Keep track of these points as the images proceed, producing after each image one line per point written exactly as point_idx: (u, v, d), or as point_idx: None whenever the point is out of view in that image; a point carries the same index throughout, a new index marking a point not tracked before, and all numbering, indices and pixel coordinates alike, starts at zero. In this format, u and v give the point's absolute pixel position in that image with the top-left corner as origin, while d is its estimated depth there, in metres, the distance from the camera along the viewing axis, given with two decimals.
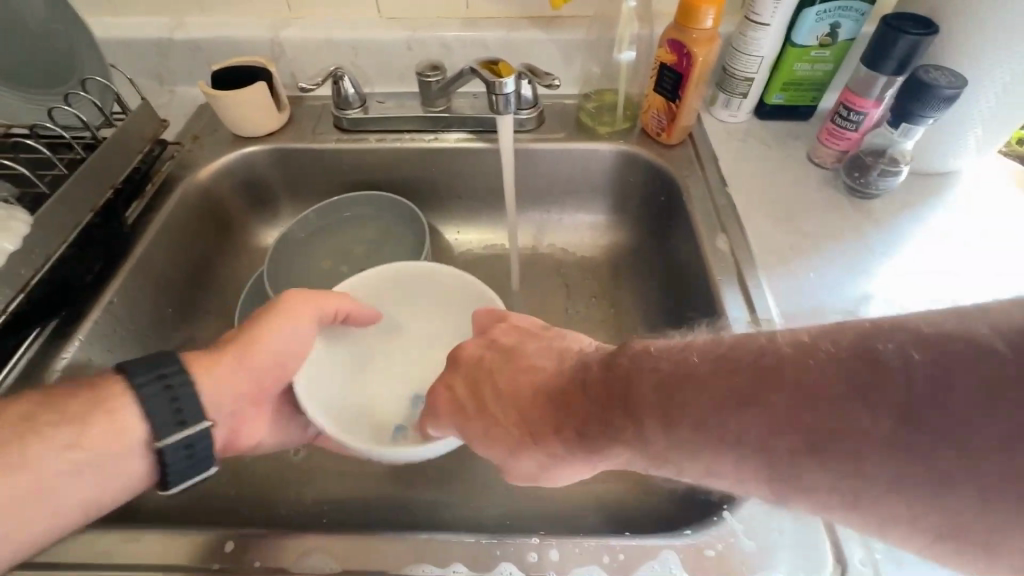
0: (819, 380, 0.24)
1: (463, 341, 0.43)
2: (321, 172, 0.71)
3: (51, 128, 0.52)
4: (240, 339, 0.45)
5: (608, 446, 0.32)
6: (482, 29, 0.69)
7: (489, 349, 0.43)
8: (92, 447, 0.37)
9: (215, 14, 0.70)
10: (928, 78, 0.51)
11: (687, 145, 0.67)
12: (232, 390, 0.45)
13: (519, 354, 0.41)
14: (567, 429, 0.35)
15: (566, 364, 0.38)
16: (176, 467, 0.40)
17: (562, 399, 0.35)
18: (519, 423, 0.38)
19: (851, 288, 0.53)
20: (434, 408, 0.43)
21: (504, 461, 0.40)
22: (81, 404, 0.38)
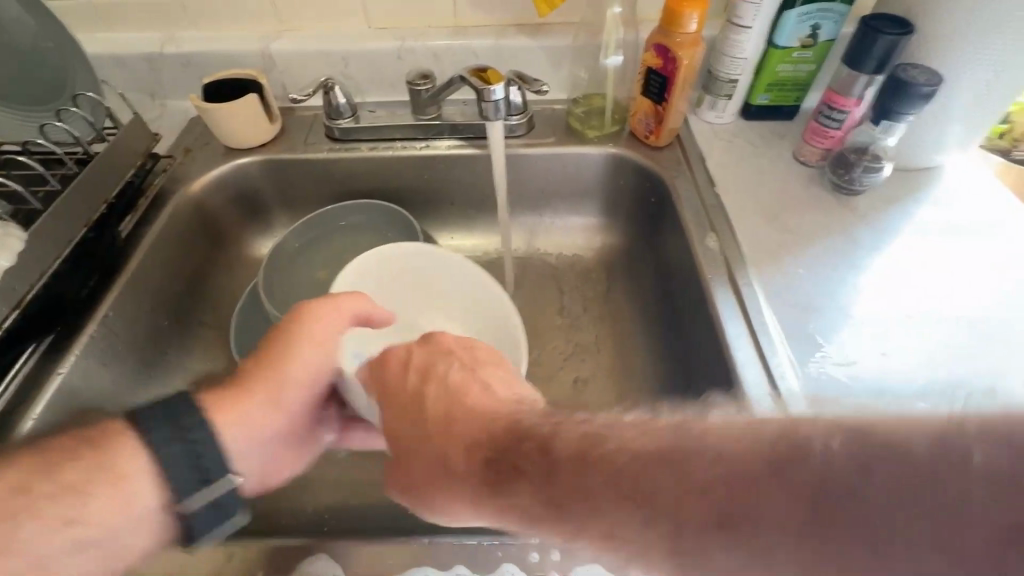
0: (819, 472, 0.24)
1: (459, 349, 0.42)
2: (314, 181, 0.72)
3: (43, 145, 0.53)
4: (264, 371, 0.44)
5: (515, 490, 0.31)
6: (470, 38, 0.70)
7: (446, 370, 0.40)
8: (101, 523, 0.35)
9: (204, 28, 0.71)
10: (907, 76, 0.52)
11: (676, 147, 0.68)
12: (271, 424, 0.44)
13: (467, 385, 0.38)
14: (479, 465, 0.33)
15: (508, 407, 0.36)
16: (202, 524, 0.38)
17: (501, 446, 0.33)
18: (449, 450, 0.36)
19: (840, 283, 0.54)
20: (384, 360, 0.43)
21: (405, 485, 0.39)
22: (86, 468, 0.35)
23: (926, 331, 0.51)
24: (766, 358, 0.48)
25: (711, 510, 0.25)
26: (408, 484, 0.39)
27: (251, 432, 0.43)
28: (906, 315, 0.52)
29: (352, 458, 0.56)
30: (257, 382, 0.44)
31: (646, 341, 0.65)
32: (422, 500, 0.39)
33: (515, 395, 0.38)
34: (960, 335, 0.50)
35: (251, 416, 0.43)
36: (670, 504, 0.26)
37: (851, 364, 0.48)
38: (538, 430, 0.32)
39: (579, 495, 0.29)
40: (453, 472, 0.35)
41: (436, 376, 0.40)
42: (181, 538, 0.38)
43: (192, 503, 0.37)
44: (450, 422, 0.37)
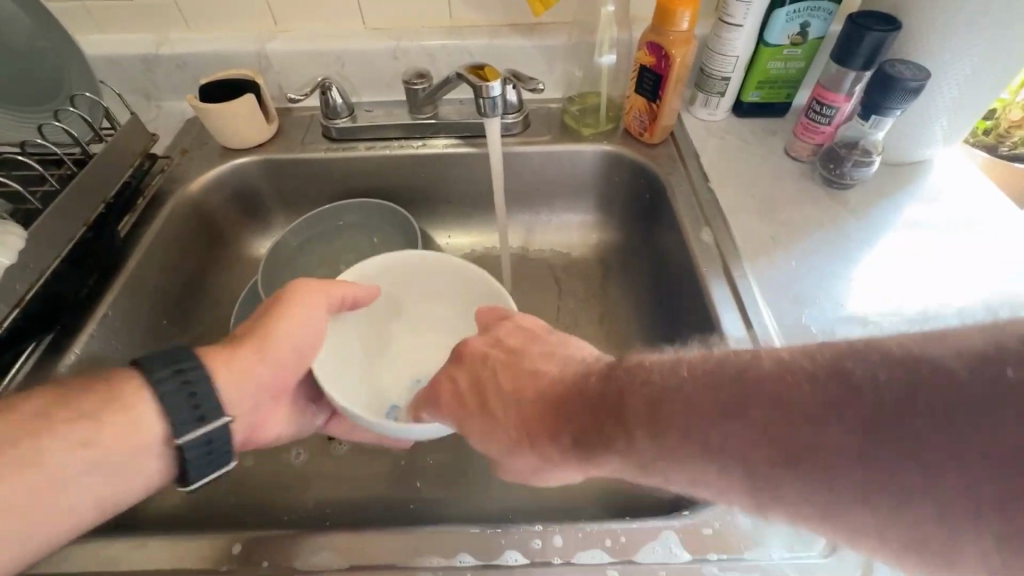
0: (873, 404, 0.23)
1: (489, 348, 0.43)
2: (312, 181, 0.72)
3: (42, 145, 0.53)
4: (250, 337, 0.46)
5: (609, 451, 0.32)
6: (465, 38, 0.70)
7: (490, 377, 0.41)
8: (108, 446, 0.36)
9: (200, 29, 0.71)
10: (895, 72, 0.54)
11: (669, 143, 0.69)
12: (257, 386, 0.45)
13: (529, 351, 0.41)
14: (566, 425, 0.34)
15: (575, 366, 0.38)
16: (194, 463, 0.39)
17: (580, 400, 0.34)
18: (518, 412, 0.38)
19: (832, 275, 0.56)
20: (438, 396, 0.43)
21: (485, 443, 0.40)
22: (94, 402, 0.37)
23: (918, 320, 0.52)
24: (763, 349, 0.49)
25: (778, 447, 0.25)
26: (478, 441, 0.41)
27: (238, 389, 0.44)
28: (898, 304, 0.53)
29: (354, 452, 0.56)
30: (246, 343, 0.45)
31: (643, 334, 0.66)
32: (532, 478, 0.39)
33: (569, 357, 0.40)
34: (950, 323, 0.52)
35: (242, 379, 0.44)
36: (720, 440, 0.27)
37: None
38: (611, 380, 0.34)
39: (662, 432, 0.29)
40: (528, 424, 0.37)
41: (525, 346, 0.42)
42: (176, 476, 0.40)
43: (188, 437, 0.38)
44: (516, 394, 0.39)
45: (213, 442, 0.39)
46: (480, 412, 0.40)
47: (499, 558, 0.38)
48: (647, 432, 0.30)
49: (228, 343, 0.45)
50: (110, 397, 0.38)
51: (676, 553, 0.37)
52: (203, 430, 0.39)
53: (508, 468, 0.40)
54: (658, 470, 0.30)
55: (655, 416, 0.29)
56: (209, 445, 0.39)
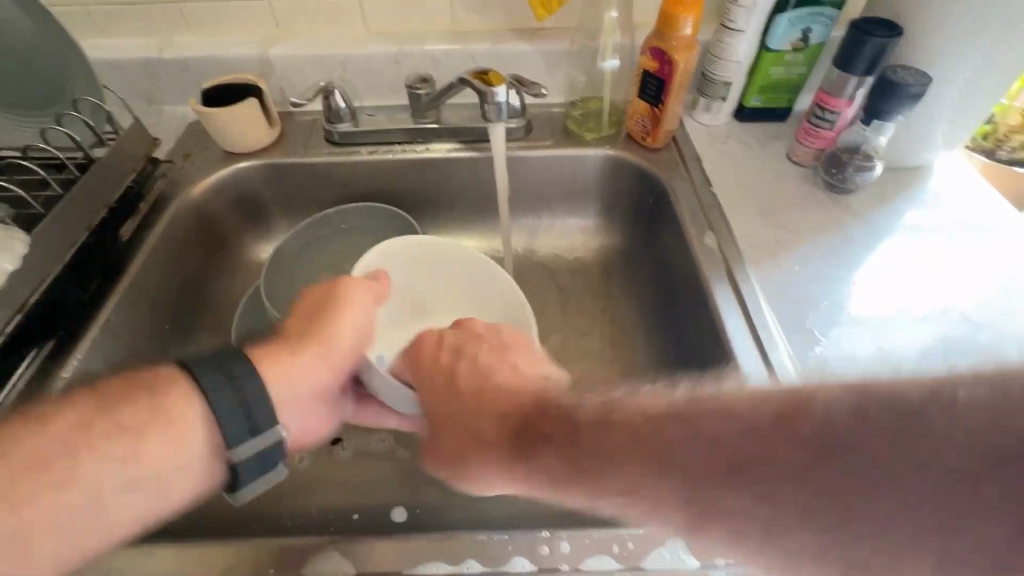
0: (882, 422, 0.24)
1: (487, 333, 0.45)
2: (314, 185, 0.72)
3: (45, 149, 0.53)
4: (308, 337, 0.45)
5: (546, 450, 0.31)
6: (468, 42, 0.71)
7: (476, 350, 0.43)
8: (150, 459, 0.36)
9: (203, 34, 0.71)
10: (897, 77, 0.54)
11: (672, 148, 0.69)
12: (309, 384, 0.44)
13: (498, 365, 0.41)
14: (520, 433, 0.33)
15: (534, 385, 0.38)
16: (246, 474, 0.39)
17: (532, 417, 0.34)
18: (484, 427, 0.36)
19: (835, 279, 0.56)
20: (418, 353, 0.45)
21: (446, 457, 0.40)
22: (151, 405, 0.37)
23: (922, 324, 0.52)
24: (767, 353, 0.49)
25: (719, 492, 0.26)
26: (446, 458, 0.40)
27: (296, 395, 0.44)
28: (901, 308, 0.53)
29: (357, 457, 0.56)
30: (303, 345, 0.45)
31: (647, 337, 0.66)
32: (461, 473, 0.39)
33: (542, 373, 0.41)
34: (952, 327, 0.52)
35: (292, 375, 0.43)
36: (690, 465, 0.27)
37: (849, 356, 0.49)
38: (561, 402, 0.33)
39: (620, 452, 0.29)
40: (485, 444, 0.35)
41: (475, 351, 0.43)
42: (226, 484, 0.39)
43: (240, 452, 0.38)
44: (483, 391, 0.38)
45: (266, 458, 0.39)
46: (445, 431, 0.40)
47: (507, 565, 0.38)
48: (585, 453, 0.30)
49: (279, 346, 0.44)
50: (170, 405, 0.37)
51: (684, 559, 0.37)
52: (256, 446, 0.38)
53: (441, 455, 0.40)
54: (580, 483, 0.30)
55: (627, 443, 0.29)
56: (263, 458, 0.39)
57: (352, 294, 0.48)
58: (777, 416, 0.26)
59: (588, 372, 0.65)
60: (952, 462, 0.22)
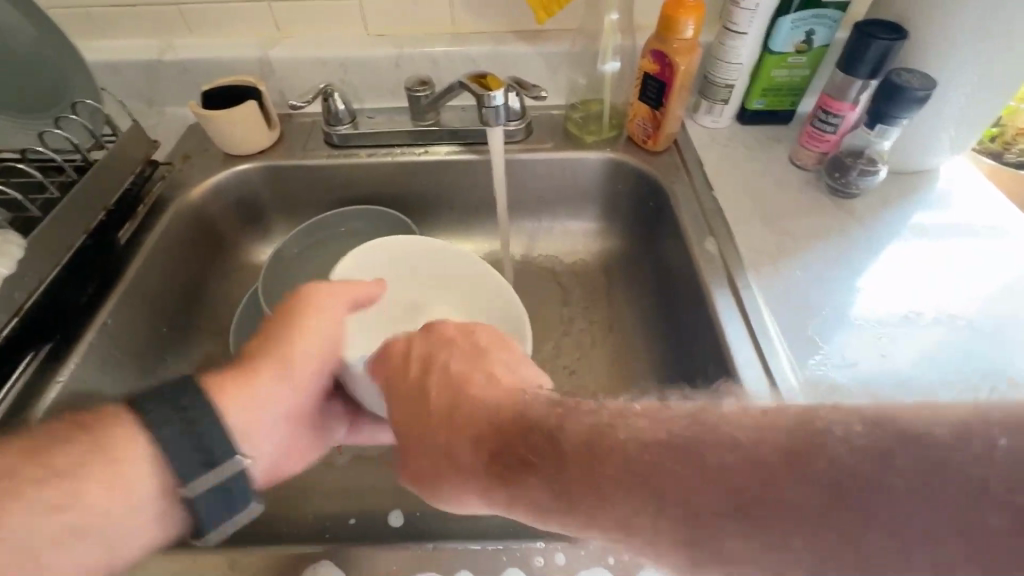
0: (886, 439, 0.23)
1: (460, 336, 0.42)
2: (313, 187, 0.72)
3: (42, 152, 0.53)
4: (265, 353, 0.45)
5: (528, 479, 0.30)
6: (468, 44, 0.70)
7: (447, 360, 0.40)
8: (85, 504, 0.35)
9: (202, 36, 0.71)
10: (902, 81, 0.53)
11: (673, 151, 0.68)
12: (274, 404, 0.44)
13: (472, 376, 0.38)
14: (501, 466, 0.32)
15: (504, 399, 0.35)
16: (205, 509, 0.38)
17: (509, 439, 0.32)
18: (460, 450, 0.34)
19: (838, 286, 0.55)
20: (388, 354, 0.43)
21: (415, 473, 0.38)
22: (87, 445, 0.36)
23: (924, 329, 0.51)
24: (768, 362, 0.48)
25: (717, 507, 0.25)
26: (415, 473, 0.38)
27: (260, 414, 0.43)
28: (904, 313, 0.52)
29: (354, 463, 0.56)
30: (267, 362, 0.44)
31: (647, 342, 0.65)
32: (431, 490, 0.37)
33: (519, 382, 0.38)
34: (958, 335, 0.51)
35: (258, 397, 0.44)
36: (682, 492, 0.26)
37: (851, 365, 0.48)
38: (544, 423, 0.32)
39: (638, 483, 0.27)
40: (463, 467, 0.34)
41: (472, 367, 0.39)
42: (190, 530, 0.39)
43: (200, 484, 0.37)
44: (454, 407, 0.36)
45: (230, 491, 0.38)
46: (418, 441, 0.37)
47: None
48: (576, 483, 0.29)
49: (242, 369, 0.44)
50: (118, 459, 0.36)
51: None
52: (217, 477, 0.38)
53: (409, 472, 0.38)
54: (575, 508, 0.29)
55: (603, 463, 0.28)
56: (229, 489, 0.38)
57: (318, 302, 0.47)
58: (785, 452, 0.25)
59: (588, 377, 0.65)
60: (964, 487, 0.22)
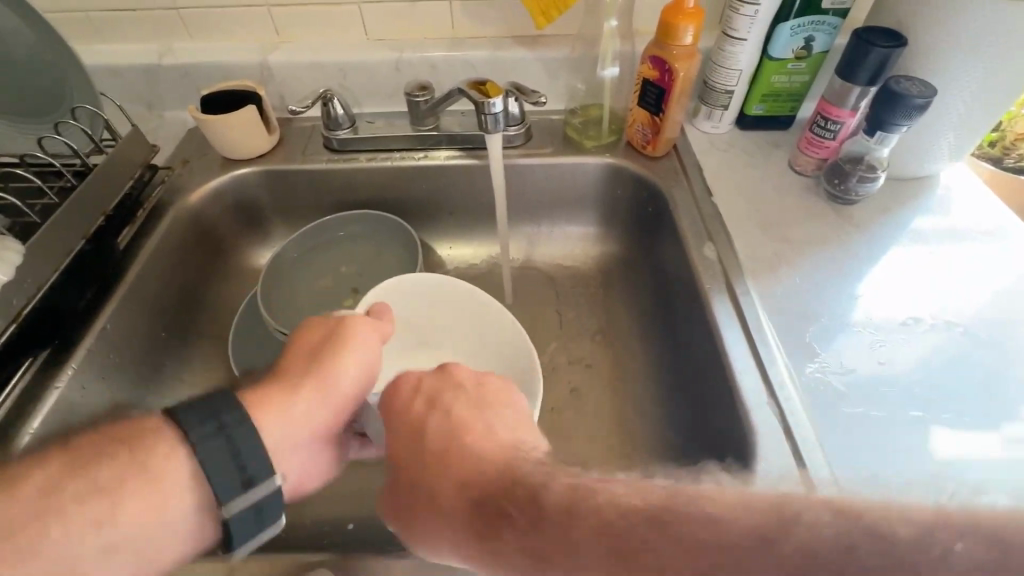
0: None
1: (469, 383, 0.44)
2: (312, 192, 0.72)
3: (41, 157, 0.53)
4: (309, 373, 0.45)
5: (501, 531, 0.31)
6: (468, 49, 0.70)
7: (453, 402, 0.42)
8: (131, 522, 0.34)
9: (202, 40, 0.71)
10: (901, 88, 0.53)
11: (673, 157, 0.68)
12: (312, 430, 0.43)
13: (471, 424, 0.39)
14: (483, 515, 0.33)
15: (498, 457, 0.36)
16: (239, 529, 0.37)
17: (495, 494, 0.33)
18: (438, 504, 0.35)
19: (836, 293, 0.55)
20: (387, 410, 0.43)
21: (397, 510, 0.38)
22: (120, 458, 0.35)
23: (923, 336, 0.51)
24: (766, 370, 0.48)
25: None
26: (398, 506, 0.38)
27: (292, 439, 0.42)
28: (903, 319, 0.53)
29: (352, 468, 0.56)
30: (307, 380, 0.44)
31: (645, 348, 0.65)
32: (408, 531, 0.37)
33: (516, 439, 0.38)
34: (956, 342, 0.51)
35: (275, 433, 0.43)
36: None
37: (849, 373, 0.48)
38: (531, 477, 0.33)
39: (607, 536, 0.28)
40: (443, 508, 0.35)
41: (440, 418, 0.40)
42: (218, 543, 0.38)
43: (235, 505, 0.36)
44: (445, 455, 0.37)
45: (263, 510, 0.37)
46: (405, 484, 0.38)
47: None
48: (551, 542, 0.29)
49: (286, 387, 0.44)
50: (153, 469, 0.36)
51: None
52: (251, 497, 0.37)
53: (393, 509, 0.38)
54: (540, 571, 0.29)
55: (599, 524, 0.28)
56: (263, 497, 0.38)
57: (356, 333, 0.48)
58: None
59: (586, 383, 0.65)
60: None
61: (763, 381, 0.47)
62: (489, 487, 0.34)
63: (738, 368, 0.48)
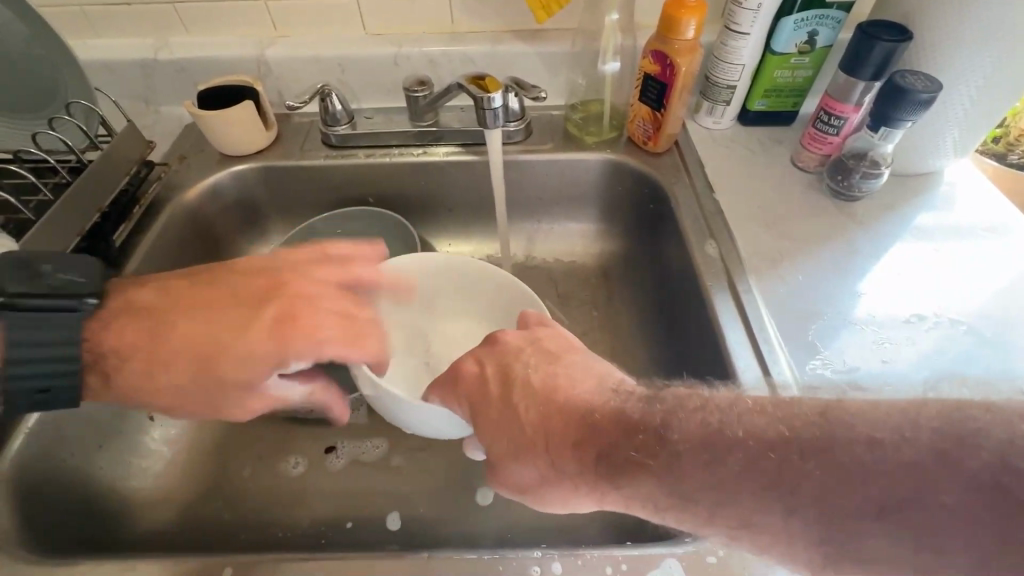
0: None
1: (525, 344, 0.40)
2: (310, 189, 0.71)
3: (35, 153, 0.52)
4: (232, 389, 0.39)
5: (641, 478, 0.31)
6: (467, 44, 0.69)
7: (525, 370, 0.38)
8: None
9: (198, 35, 0.71)
10: (905, 83, 0.52)
11: (674, 153, 0.68)
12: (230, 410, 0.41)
13: (555, 382, 0.36)
14: (588, 452, 0.33)
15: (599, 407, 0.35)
16: None
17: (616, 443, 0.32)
18: (526, 443, 0.35)
19: (839, 290, 0.54)
20: (456, 378, 0.40)
21: (520, 484, 0.36)
22: None
23: (927, 332, 0.51)
24: (768, 367, 0.47)
25: None
26: (516, 485, 0.36)
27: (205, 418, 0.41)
28: (907, 316, 0.52)
29: (350, 467, 0.55)
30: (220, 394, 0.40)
31: (646, 345, 0.65)
32: (538, 498, 0.36)
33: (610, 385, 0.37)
34: (960, 339, 0.50)
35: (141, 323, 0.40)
36: None
37: (852, 370, 0.48)
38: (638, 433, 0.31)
39: (724, 455, 0.29)
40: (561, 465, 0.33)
41: (531, 379, 0.37)
42: None
43: None
44: (550, 414, 0.35)
45: None
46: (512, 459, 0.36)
47: None
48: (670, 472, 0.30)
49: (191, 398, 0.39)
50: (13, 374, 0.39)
51: None
52: None
53: (512, 482, 0.36)
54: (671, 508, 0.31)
55: (717, 453, 0.30)
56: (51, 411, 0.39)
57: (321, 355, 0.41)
58: None
59: None
60: None
61: (766, 378, 0.47)
62: (587, 430, 0.33)
63: (742, 368, 0.47)
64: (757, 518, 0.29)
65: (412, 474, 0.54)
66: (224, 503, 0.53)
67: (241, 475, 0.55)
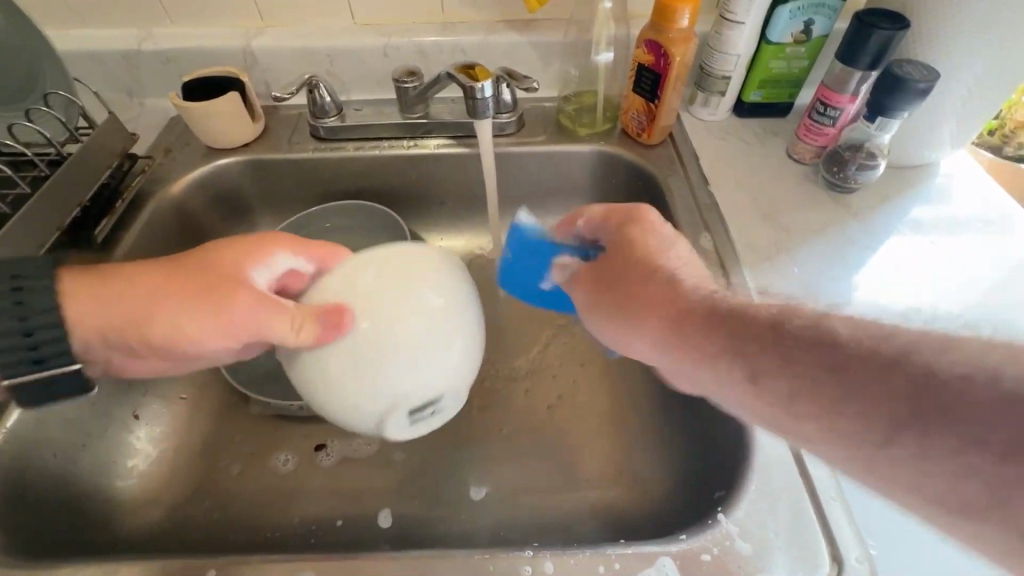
0: None
1: (617, 220, 0.43)
2: (299, 183, 0.70)
3: (13, 146, 0.51)
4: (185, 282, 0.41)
5: (714, 332, 0.34)
6: (458, 34, 0.68)
7: (637, 235, 0.41)
8: None
9: (182, 25, 0.69)
10: (902, 72, 0.52)
11: (668, 144, 0.67)
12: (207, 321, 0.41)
13: (650, 248, 0.40)
14: (673, 309, 0.36)
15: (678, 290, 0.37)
16: None
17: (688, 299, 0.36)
18: (601, 285, 0.40)
19: (835, 283, 0.54)
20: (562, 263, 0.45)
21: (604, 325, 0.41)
22: None
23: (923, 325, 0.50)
24: None
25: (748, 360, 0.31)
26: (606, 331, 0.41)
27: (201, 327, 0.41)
28: (904, 309, 0.51)
29: (340, 466, 0.54)
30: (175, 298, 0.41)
31: None
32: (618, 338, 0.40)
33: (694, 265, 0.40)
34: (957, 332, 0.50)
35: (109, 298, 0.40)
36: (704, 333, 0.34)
37: None
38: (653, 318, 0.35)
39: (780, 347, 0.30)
40: (640, 313, 0.38)
41: (634, 252, 0.40)
42: None
43: None
44: (651, 272, 0.39)
45: None
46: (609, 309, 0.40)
47: None
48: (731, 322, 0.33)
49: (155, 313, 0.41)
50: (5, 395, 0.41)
51: None
52: None
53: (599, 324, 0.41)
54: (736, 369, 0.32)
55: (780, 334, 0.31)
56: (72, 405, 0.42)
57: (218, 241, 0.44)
58: None
59: None
60: None
61: None
62: (677, 300, 0.36)
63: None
64: (796, 365, 0.29)
65: (403, 472, 0.53)
66: (212, 502, 0.52)
67: (230, 474, 0.54)
